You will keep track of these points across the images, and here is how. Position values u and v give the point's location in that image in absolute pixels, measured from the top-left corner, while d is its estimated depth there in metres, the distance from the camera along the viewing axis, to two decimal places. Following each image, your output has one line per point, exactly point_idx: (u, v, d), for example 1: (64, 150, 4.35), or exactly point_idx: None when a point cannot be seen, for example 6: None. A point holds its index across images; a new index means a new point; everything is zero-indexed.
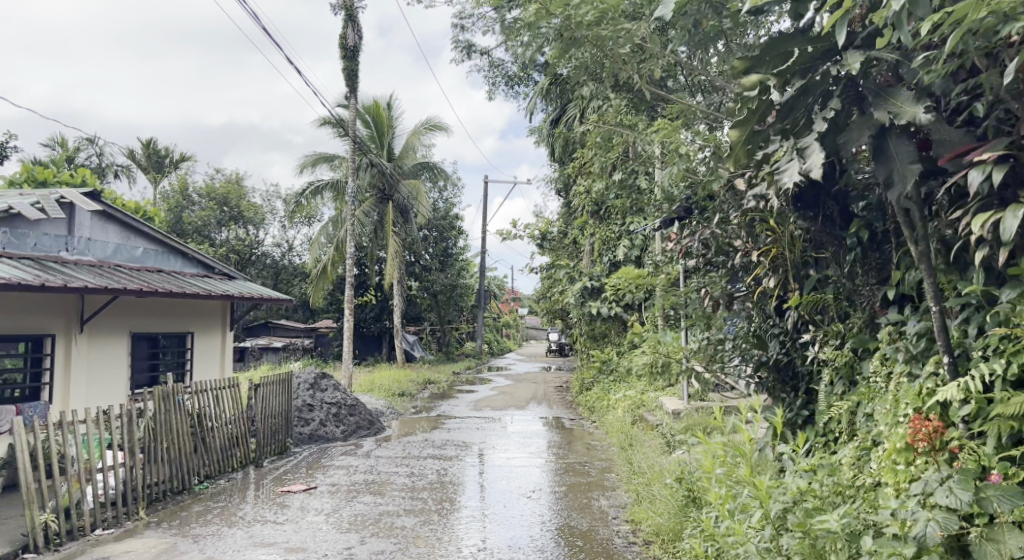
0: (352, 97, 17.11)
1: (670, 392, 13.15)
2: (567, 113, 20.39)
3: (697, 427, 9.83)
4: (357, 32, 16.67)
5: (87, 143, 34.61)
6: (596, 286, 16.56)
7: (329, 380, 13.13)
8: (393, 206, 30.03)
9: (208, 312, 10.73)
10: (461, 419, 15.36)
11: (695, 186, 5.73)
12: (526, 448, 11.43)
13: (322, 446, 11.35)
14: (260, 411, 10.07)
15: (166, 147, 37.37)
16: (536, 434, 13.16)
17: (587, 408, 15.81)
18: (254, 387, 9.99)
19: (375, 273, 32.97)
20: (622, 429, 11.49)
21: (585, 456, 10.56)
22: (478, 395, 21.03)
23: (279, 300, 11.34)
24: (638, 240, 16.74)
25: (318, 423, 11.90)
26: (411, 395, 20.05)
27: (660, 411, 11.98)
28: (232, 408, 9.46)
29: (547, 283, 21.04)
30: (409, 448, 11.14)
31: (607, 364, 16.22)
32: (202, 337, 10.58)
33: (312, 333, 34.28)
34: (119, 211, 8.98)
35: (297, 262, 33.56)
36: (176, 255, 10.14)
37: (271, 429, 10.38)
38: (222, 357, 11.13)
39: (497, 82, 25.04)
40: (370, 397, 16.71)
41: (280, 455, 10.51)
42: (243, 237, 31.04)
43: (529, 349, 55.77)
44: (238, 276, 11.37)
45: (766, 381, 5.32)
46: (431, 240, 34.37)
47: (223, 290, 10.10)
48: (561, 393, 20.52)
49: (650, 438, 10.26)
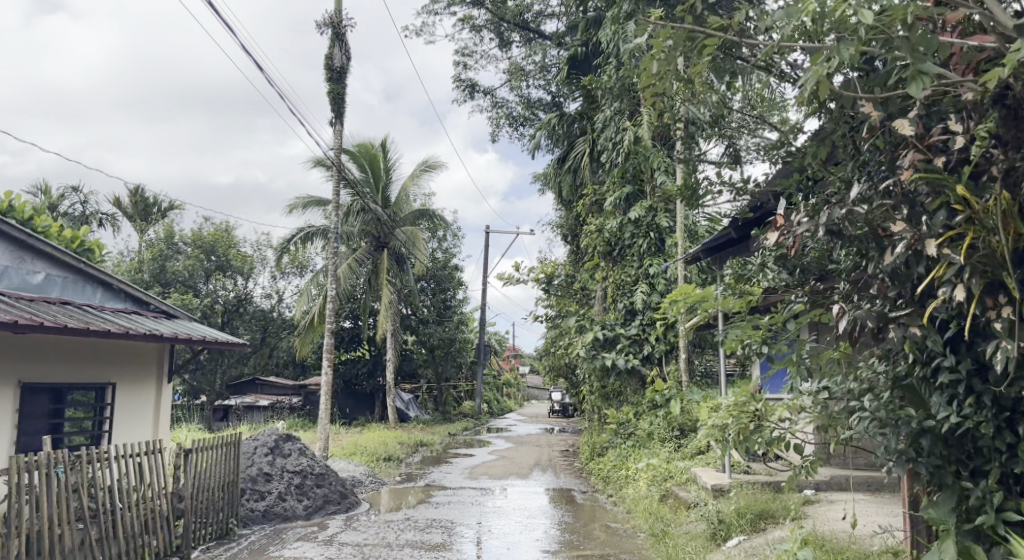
0: (337, 123, 15.31)
1: (703, 462, 11.04)
2: (574, 148, 18.76)
3: (751, 511, 7.71)
4: (344, 52, 15.05)
5: (71, 189, 32.90)
6: (609, 337, 14.66)
7: (294, 442, 10.99)
8: (388, 254, 28.34)
9: (141, 359, 8.74)
10: (455, 490, 13.15)
11: (811, 147, 3.90)
12: (531, 529, 9.26)
13: (278, 528, 9.16)
14: (195, 484, 7.94)
15: (154, 195, 35.71)
16: (542, 510, 11.00)
17: (600, 479, 13.63)
18: (184, 452, 7.85)
19: (368, 326, 30.96)
20: (650, 510, 9.33)
21: (606, 545, 8.37)
22: (475, 460, 18.76)
23: (233, 344, 9.34)
24: (658, 286, 14.87)
25: (276, 496, 9.73)
26: (399, 460, 17.80)
27: (694, 488, 9.87)
28: (152, 484, 7.32)
29: (551, 335, 18.99)
30: (386, 530, 8.97)
31: (623, 426, 14.10)
32: (133, 390, 8.57)
33: (301, 390, 32.19)
34: (10, 227, 7.15)
35: (286, 315, 31.54)
36: (98, 286, 8.22)
37: (209, 506, 8.23)
38: (158, 413, 9.04)
39: (499, 123, 23.55)
40: (349, 463, 14.50)
41: (219, 541, 8.29)
42: (229, 287, 29.08)
43: (530, 409, 53.23)
44: (182, 315, 9.41)
45: (930, 458, 3.38)
46: (429, 291, 32.46)
47: (154, 330, 8.13)
48: (568, 460, 18.27)
49: (690, 525, 8.13)
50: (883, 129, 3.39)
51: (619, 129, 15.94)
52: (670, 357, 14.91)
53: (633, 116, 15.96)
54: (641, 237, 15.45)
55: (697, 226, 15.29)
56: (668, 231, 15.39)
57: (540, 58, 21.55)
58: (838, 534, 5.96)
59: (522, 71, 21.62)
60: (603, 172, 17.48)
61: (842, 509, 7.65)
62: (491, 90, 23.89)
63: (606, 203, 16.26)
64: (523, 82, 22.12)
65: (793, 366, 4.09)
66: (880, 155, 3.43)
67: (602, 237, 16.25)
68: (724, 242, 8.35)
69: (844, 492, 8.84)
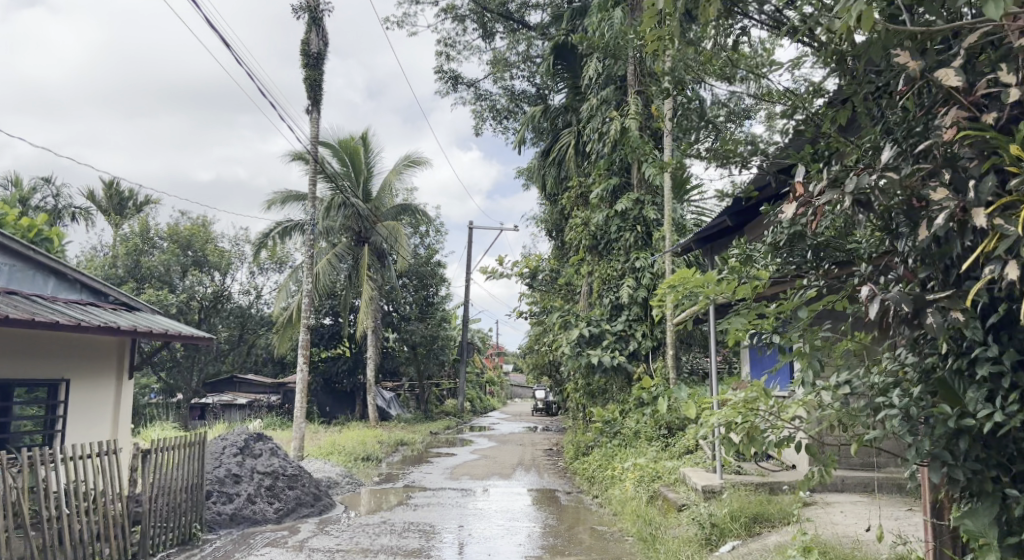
0: (314, 111, 14.79)
1: (691, 462, 10.65)
2: (559, 140, 18.35)
3: (744, 514, 7.34)
4: (322, 37, 14.53)
5: (43, 181, 32.01)
6: (594, 333, 14.30)
7: (265, 443, 10.51)
8: (369, 250, 27.81)
9: (98, 354, 8.21)
10: (436, 491, 12.70)
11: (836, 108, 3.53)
12: (513, 533, 8.83)
13: (246, 531, 8.68)
14: (155, 487, 7.41)
15: (129, 188, 34.89)
16: (525, 511, 10.58)
17: (585, 479, 13.21)
18: (144, 452, 7.31)
19: (348, 323, 30.40)
20: (638, 512, 8.93)
21: (592, 550, 7.95)
22: (457, 460, 18.32)
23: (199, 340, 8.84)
24: (645, 280, 14.52)
25: (245, 498, 9.24)
26: (378, 460, 17.32)
27: (683, 489, 9.49)
28: (107, 487, 6.78)
29: (535, 332, 18.56)
30: (361, 535, 8.49)
31: (608, 425, 13.72)
32: (89, 387, 8.04)
33: (280, 388, 31.59)
34: None
35: (265, 311, 30.84)
36: (49, 275, 7.69)
37: (170, 510, 7.71)
38: (118, 411, 8.50)
39: (483, 117, 23.11)
40: (327, 463, 14.01)
41: (182, 547, 7.77)
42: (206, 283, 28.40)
43: (513, 407, 52.89)
44: (144, 308, 8.88)
45: (969, 462, 3.00)
46: (411, 288, 31.93)
47: (111, 322, 7.62)
48: (552, 459, 17.89)
49: (681, 529, 7.73)
50: (921, 86, 3.04)
51: (606, 119, 15.55)
52: (657, 353, 14.55)
53: (620, 107, 15.57)
54: (627, 231, 15.05)
55: (685, 219, 14.95)
56: (656, 224, 15.01)
57: (524, 49, 21.09)
58: (842, 542, 5.57)
59: (506, 62, 21.17)
60: (589, 164, 17.07)
61: (839, 514, 7.29)
62: (474, 82, 23.41)
63: (591, 196, 15.86)
64: (507, 73, 21.68)
65: (804, 357, 3.71)
66: (912, 114, 3.06)
67: (587, 231, 15.83)
68: (718, 232, 8.00)
69: (839, 493, 8.49)
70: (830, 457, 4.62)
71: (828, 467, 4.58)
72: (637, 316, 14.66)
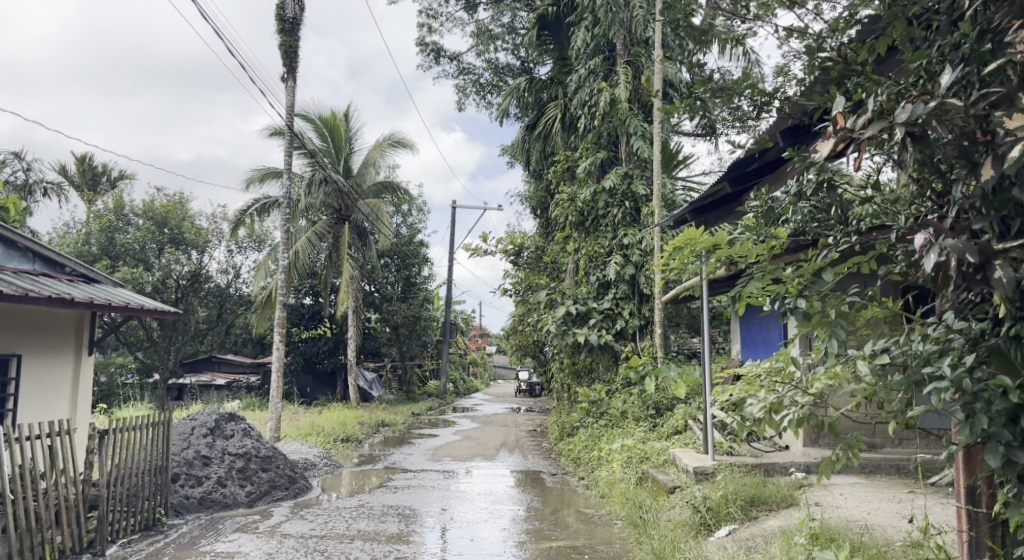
0: (290, 79, 14.15)
1: (681, 443, 10.30)
2: (544, 113, 17.86)
3: (740, 497, 6.99)
4: (298, 2, 13.89)
5: (12, 156, 30.98)
6: (580, 311, 13.93)
7: (237, 423, 10.05)
8: (350, 227, 27.23)
9: (54, 330, 7.66)
10: (417, 473, 12.32)
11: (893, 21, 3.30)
12: (497, 516, 8.45)
13: (215, 516, 8.21)
14: (116, 470, 6.93)
15: (103, 164, 33.93)
16: (509, 494, 10.23)
17: (571, 460, 12.85)
18: (101, 432, 6.79)
19: (329, 302, 29.86)
20: (627, 495, 8.57)
21: (579, 534, 7.56)
22: (440, 441, 17.95)
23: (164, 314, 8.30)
24: (632, 257, 14.16)
25: (215, 481, 8.78)
26: (358, 441, 16.90)
27: (674, 471, 9.15)
28: (59, 470, 6.27)
29: (519, 311, 18.16)
30: (336, 519, 8.06)
31: (595, 405, 13.38)
32: (43, 364, 7.49)
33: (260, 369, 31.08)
34: None
35: (244, 291, 30.07)
36: None
37: (131, 493, 7.21)
38: (75, 390, 7.96)
39: (466, 91, 22.55)
40: (304, 445, 13.57)
41: (145, 533, 7.31)
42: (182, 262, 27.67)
43: (497, 388, 52.67)
44: (104, 283, 8.33)
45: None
46: (393, 267, 31.37)
47: (65, 293, 7.07)
48: (536, 440, 17.54)
49: (673, 513, 7.37)
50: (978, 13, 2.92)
51: (593, 90, 15.05)
52: (645, 332, 14.23)
53: (609, 78, 15.07)
54: (615, 206, 14.62)
55: (674, 195, 14.53)
56: (644, 199, 14.57)
57: (508, 20, 20.53)
58: (850, 529, 5.22)
59: (490, 34, 20.59)
60: (575, 138, 16.55)
61: (840, 496, 6.95)
62: (457, 55, 22.77)
63: (578, 170, 15.37)
64: (491, 45, 21.08)
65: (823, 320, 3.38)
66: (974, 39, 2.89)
67: (574, 207, 15.33)
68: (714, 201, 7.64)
69: (836, 474, 8.20)
70: (854, 439, 4.27)
71: (851, 448, 4.22)
72: (625, 294, 14.27)
